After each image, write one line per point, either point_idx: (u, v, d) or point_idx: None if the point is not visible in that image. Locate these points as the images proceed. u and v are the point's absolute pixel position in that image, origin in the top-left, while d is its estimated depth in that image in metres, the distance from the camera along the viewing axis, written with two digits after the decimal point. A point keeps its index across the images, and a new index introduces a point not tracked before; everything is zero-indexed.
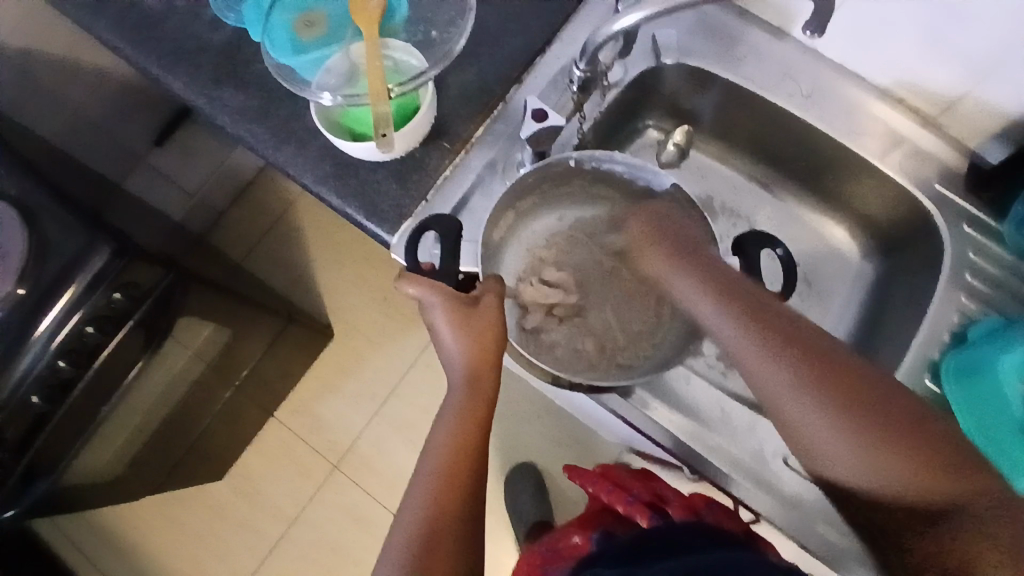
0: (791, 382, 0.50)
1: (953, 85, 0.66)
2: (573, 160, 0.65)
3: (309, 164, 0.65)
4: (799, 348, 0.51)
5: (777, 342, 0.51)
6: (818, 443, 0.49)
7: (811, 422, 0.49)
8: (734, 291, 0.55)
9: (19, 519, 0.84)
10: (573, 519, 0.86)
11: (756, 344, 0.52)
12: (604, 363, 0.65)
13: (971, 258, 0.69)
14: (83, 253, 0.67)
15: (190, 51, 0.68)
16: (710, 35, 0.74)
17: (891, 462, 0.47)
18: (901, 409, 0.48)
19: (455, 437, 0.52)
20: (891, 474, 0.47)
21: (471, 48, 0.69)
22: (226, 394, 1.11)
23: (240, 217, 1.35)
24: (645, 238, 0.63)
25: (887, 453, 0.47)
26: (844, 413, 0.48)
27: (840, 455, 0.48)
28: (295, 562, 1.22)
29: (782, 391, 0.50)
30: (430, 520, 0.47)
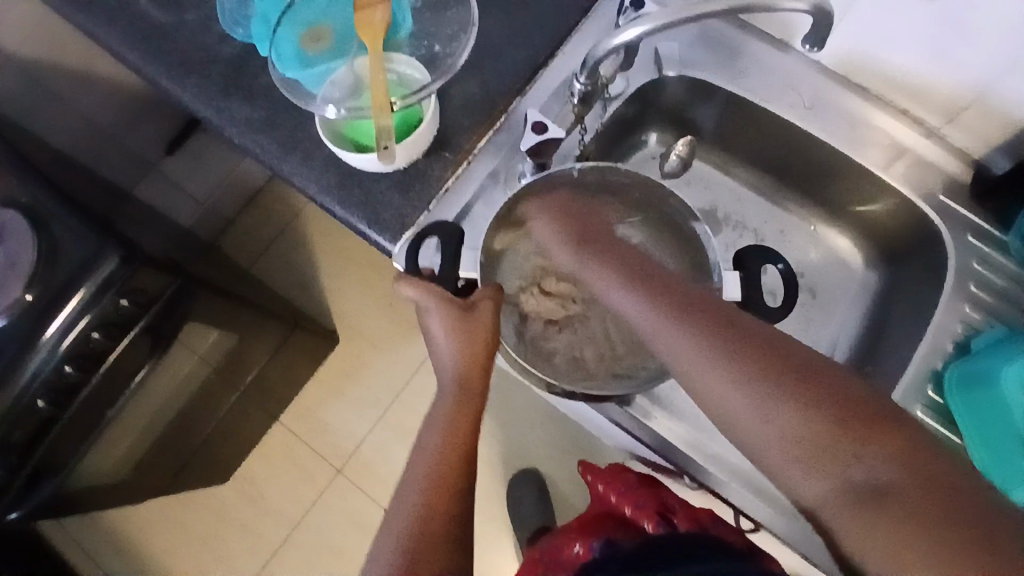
0: (723, 368, 0.49)
1: (956, 96, 0.66)
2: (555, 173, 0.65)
3: (313, 174, 0.65)
4: (714, 333, 0.50)
5: (696, 328, 0.51)
6: (753, 428, 0.48)
7: (744, 406, 0.48)
8: (654, 284, 0.55)
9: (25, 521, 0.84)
10: (575, 521, 0.88)
11: (678, 331, 0.51)
12: (605, 370, 0.64)
13: (975, 269, 0.69)
14: (91, 259, 0.68)
15: (198, 62, 0.69)
16: (712, 47, 0.74)
17: (814, 435, 0.46)
18: (833, 389, 0.47)
19: (452, 446, 0.52)
20: (811, 449, 0.46)
21: (475, 59, 0.69)
22: (232, 399, 1.12)
23: (248, 223, 1.36)
24: (568, 219, 0.63)
25: (820, 433, 0.46)
26: (777, 397, 0.47)
27: (775, 437, 0.47)
28: (298, 566, 1.22)
29: (715, 377, 0.49)
30: (425, 527, 0.48)
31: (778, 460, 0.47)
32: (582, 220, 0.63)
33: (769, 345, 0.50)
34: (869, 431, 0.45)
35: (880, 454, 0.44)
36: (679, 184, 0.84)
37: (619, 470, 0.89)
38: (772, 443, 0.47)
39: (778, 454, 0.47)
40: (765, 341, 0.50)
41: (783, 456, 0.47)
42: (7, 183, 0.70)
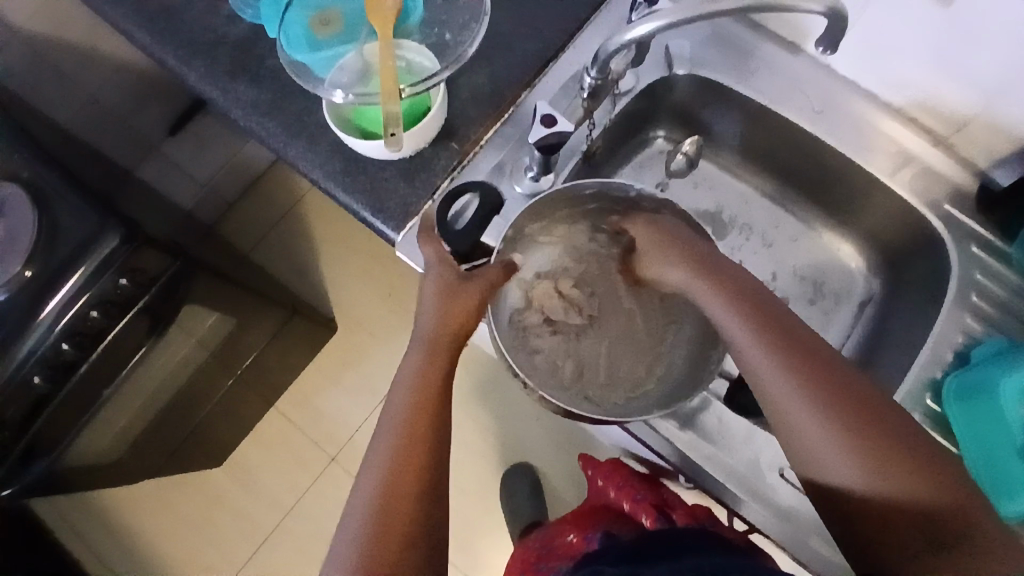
0: (794, 376, 0.51)
1: (966, 106, 0.65)
2: (597, 189, 0.65)
3: (318, 159, 0.65)
4: (810, 361, 0.52)
5: (771, 333, 0.54)
6: (814, 438, 0.49)
7: (807, 414, 0.50)
8: (751, 303, 0.56)
9: (17, 497, 0.84)
10: (570, 512, 0.88)
11: (776, 353, 0.52)
12: (574, 390, 0.66)
13: (978, 279, 0.68)
14: (92, 238, 0.68)
15: (206, 43, 0.68)
16: (724, 47, 0.74)
17: (897, 473, 0.47)
18: (897, 419, 0.50)
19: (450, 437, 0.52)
20: (871, 461, 0.48)
21: (485, 50, 0.69)
22: (227, 384, 1.10)
23: (249, 208, 1.36)
24: (663, 246, 0.62)
25: (881, 457, 0.48)
26: (841, 413, 0.49)
27: (835, 452, 0.49)
28: (289, 553, 1.22)
29: (785, 382, 0.51)
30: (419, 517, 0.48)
31: (833, 472, 0.49)
32: (677, 245, 0.62)
33: (840, 365, 0.52)
34: (923, 465, 0.47)
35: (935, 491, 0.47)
36: (684, 184, 0.84)
37: (617, 464, 0.88)
38: (829, 457, 0.49)
39: (833, 468, 0.49)
40: (837, 361, 0.52)
41: (838, 470, 0.49)
42: (10, 158, 0.70)
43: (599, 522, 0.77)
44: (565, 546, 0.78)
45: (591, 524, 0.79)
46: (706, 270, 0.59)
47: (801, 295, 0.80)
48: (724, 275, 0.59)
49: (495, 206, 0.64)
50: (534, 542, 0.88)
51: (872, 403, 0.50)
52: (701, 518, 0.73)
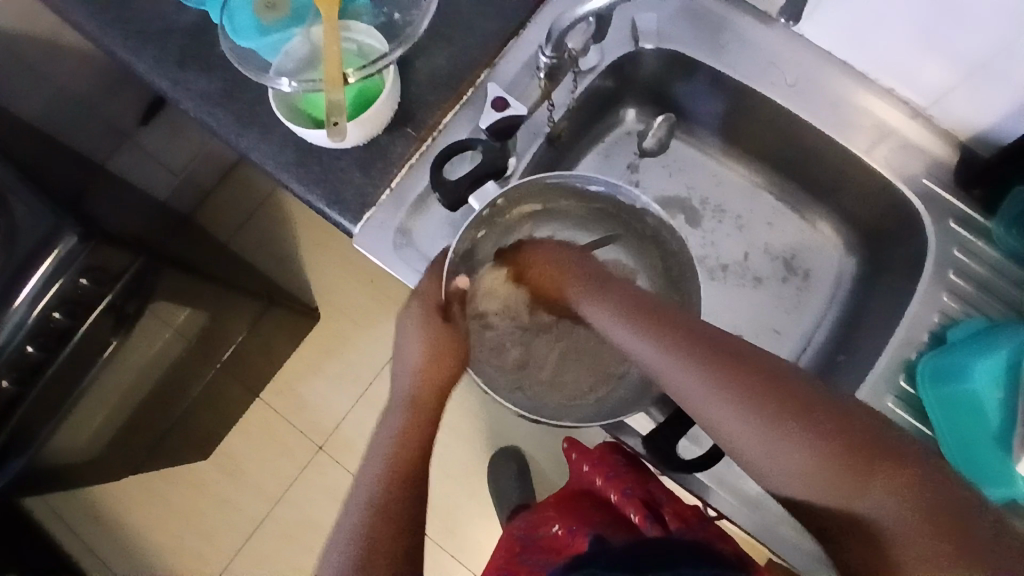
0: (727, 406, 0.51)
1: (945, 76, 0.63)
2: (604, 188, 0.67)
3: (272, 150, 0.63)
4: (731, 381, 0.52)
5: (695, 364, 0.53)
6: (761, 461, 0.50)
7: (747, 442, 0.51)
8: (653, 318, 0.56)
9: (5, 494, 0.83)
10: (555, 497, 0.84)
11: (687, 372, 0.53)
12: (511, 379, 0.66)
13: (957, 257, 0.66)
14: (47, 238, 0.64)
15: (153, 31, 0.66)
16: (695, 21, 0.71)
17: (817, 461, 0.48)
18: (837, 430, 0.48)
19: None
20: (815, 475, 0.48)
21: (442, 30, 0.66)
22: (207, 375, 1.09)
23: (226, 197, 1.33)
24: (547, 277, 0.64)
25: (823, 471, 0.48)
26: (777, 436, 0.50)
27: (781, 472, 0.50)
28: (280, 542, 1.22)
29: (721, 413, 0.52)
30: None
31: (784, 486, 0.50)
32: (557, 277, 0.63)
33: (772, 384, 0.51)
34: (866, 473, 0.47)
35: (885, 494, 0.46)
36: (656, 164, 0.82)
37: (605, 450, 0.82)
38: (776, 474, 0.50)
39: (782, 482, 0.50)
40: (768, 380, 0.51)
41: (788, 483, 0.50)
42: None
43: (588, 519, 0.72)
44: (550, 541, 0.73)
45: (578, 517, 0.74)
46: (603, 292, 0.60)
47: (774, 275, 0.79)
48: (623, 292, 0.60)
49: (497, 172, 0.62)
50: (517, 527, 0.84)
51: (811, 419, 0.49)
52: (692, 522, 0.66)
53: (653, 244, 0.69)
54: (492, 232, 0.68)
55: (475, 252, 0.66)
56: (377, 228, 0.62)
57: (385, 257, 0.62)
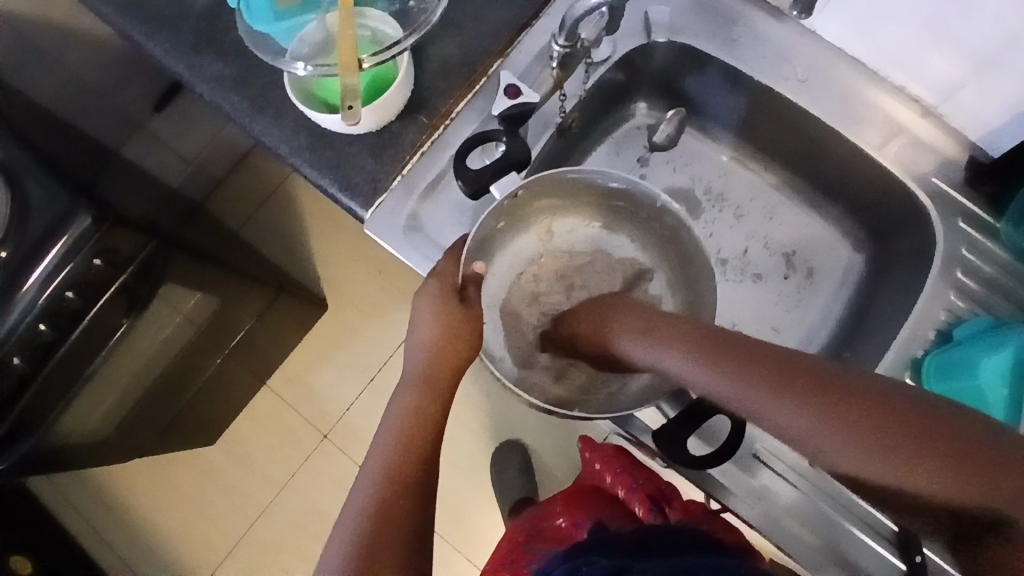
0: (787, 419, 0.51)
1: (956, 74, 0.63)
2: (624, 185, 0.66)
3: (285, 135, 0.63)
4: (784, 395, 0.51)
5: (748, 381, 0.53)
6: (837, 464, 0.49)
7: (815, 449, 0.50)
8: (716, 348, 0.56)
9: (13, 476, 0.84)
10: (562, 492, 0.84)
11: (760, 398, 0.52)
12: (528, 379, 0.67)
13: (964, 255, 0.67)
14: (62, 219, 0.65)
15: (170, 16, 0.67)
16: (707, 15, 0.71)
17: (874, 458, 0.47)
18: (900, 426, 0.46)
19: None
20: (893, 476, 0.46)
21: (455, 19, 0.67)
22: (216, 361, 1.10)
23: (236, 186, 1.34)
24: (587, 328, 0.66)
25: (895, 472, 0.46)
26: (841, 442, 0.48)
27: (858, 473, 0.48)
28: (286, 528, 1.23)
29: (782, 426, 0.51)
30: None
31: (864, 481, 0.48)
32: (595, 327, 0.65)
33: (826, 391, 0.50)
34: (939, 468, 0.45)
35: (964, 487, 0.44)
36: (666, 158, 0.82)
37: (619, 449, 0.82)
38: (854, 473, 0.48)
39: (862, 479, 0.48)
40: (820, 387, 0.50)
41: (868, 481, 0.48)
42: None
43: (593, 510, 0.73)
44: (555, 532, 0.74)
45: (584, 510, 0.75)
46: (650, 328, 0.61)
47: (776, 271, 0.79)
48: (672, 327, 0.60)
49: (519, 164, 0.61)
50: (524, 521, 0.84)
51: (873, 420, 0.47)
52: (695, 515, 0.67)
53: (671, 246, 0.69)
54: (511, 224, 0.69)
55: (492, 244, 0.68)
56: (387, 214, 0.63)
57: (396, 244, 0.63)
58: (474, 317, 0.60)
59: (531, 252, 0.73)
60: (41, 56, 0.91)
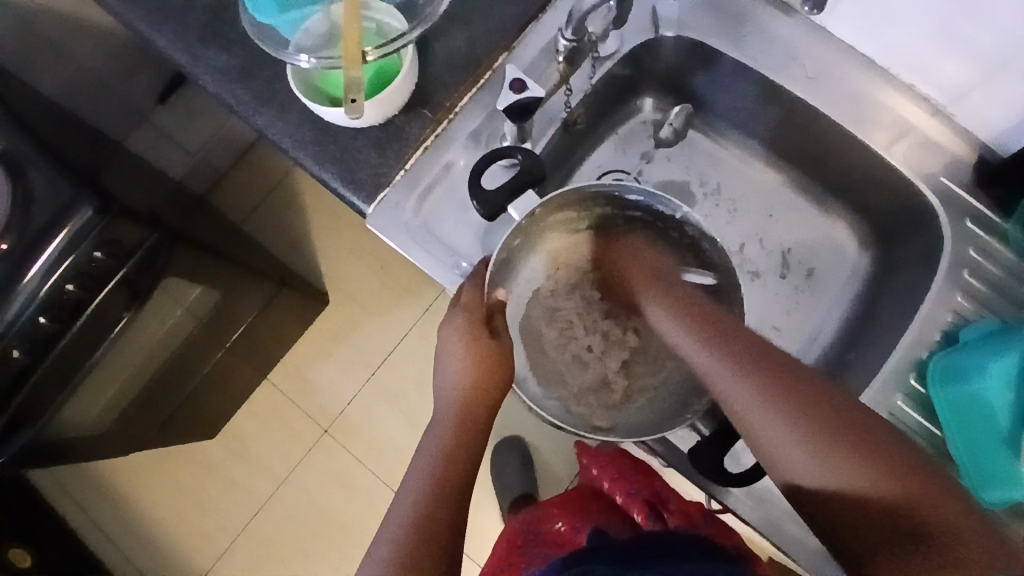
0: (754, 391, 0.53)
1: (968, 74, 0.62)
2: (643, 199, 0.66)
3: (288, 128, 0.63)
4: (760, 368, 0.54)
5: (726, 351, 0.55)
6: (775, 444, 0.52)
7: (763, 429, 0.52)
8: (710, 328, 0.57)
9: (15, 466, 0.84)
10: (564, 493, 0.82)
11: (732, 372, 0.54)
12: (556, 387, 0.69)
13: (972, 257, 0.66)
14: (64, 210, 0.64)
15: (174, 6, 0.66)
16: (716, 11, 0.70)
17: (815, 449, 0.50)
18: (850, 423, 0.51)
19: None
20: (830, 466, 0.50)
21: (461, 11, 0.66)
22: (217, 355, 1.09)
23: (239, 179, 1.34)
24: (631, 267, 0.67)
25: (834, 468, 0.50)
26: (778, 420, 0.52)
27: (799, 462, 0.51)
28: (285, 523, 1.23)
29: (746, 400, 0.53)
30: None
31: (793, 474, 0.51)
32: (636, 269, 0.66)
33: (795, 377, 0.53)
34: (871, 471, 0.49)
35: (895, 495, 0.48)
36: (670, 156, 0.82)
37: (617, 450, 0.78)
38: (793, 461, 0.51)
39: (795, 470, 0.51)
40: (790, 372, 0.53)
41: (801, 472, 0.51)
42: None
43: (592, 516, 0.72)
44: (553, 536, 0.73)
45: (582, 514, 0.74)
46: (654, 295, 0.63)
47: (773, 270, 0.79)
48: (671, 299, 0.61)
49: (534, 180, 0.59)
50: (520, 520, 0.83)
51: (825, 410, 0.51)
52: (693, 519, 0.66)
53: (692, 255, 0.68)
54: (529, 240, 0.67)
55: (512, 260, 0.66)
56: (391, 209, 0.63)
57: (401, 240, 0.63)
58: (506, 348, 0.62)
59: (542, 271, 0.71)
60: (45, 46, 0.90)
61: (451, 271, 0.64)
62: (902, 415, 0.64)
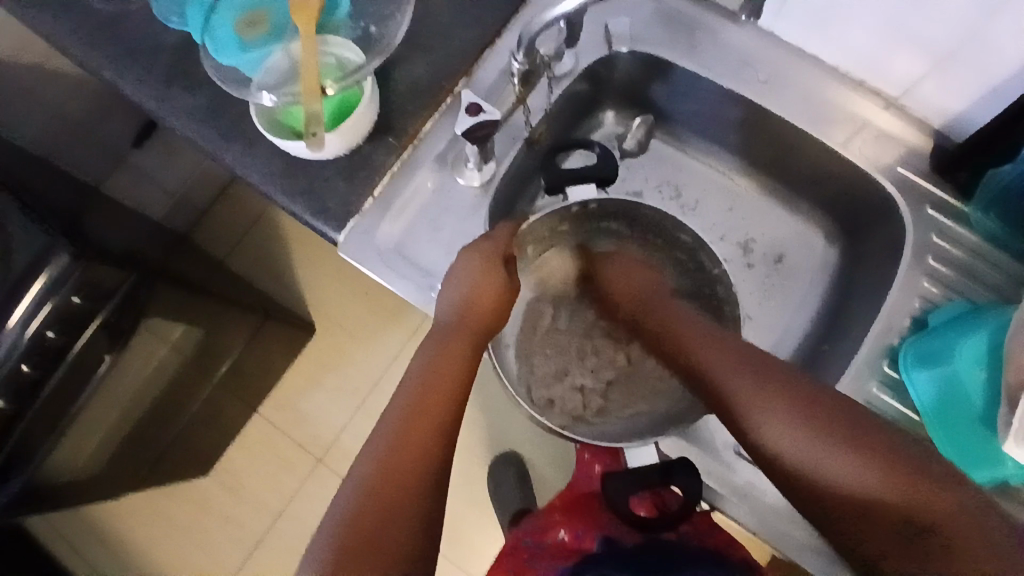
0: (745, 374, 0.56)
1: (913, 68, 0.64)
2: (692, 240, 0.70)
3: (256, 163, 0.64)
4: (743, 359, 0.57)
5: (713, 344, 0.59)
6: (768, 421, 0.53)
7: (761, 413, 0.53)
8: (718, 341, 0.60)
9: (8, 514, 0.83)
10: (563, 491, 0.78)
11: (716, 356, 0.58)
12: (550, 379, 0.74)
13: (935, 242, 0.68)
14: (40, 256, 0.64)
15: (140, 52, 0.67)
16: (668, 23, 0.72)
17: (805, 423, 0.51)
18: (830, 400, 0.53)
19: (411, 436, 0.51)
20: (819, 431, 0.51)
21: (419, 40, 0.68)
22: (206, 391, 1.09)
23: (221, 215, 1.34)
24: (624, 285, 0.70)
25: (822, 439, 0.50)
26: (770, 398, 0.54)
27: (792, 432, 0.51)
28: (284, 556, 1.22)
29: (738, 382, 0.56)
30: (381, 516, 0.48)
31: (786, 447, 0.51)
32: (635, 286, 0.70)
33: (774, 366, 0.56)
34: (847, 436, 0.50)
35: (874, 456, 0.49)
36: (637, 165, 0.83)
37: None
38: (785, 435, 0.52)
39: (788, 444, 0.51)
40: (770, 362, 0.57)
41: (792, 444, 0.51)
42: None
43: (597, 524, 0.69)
44: (560, 547, 0.70)
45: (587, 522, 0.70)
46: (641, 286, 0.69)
47: (739, 262, 0.80)
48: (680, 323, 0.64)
49: (601, 178, 0.69)
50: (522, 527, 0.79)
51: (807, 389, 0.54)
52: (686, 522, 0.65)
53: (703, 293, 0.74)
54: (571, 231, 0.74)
55: (548, 241, 0.74)
56: (361, 235, 0.63)
57: (374, 265, 0.63)
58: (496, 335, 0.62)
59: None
60: (21, 99, 0.91)
61: (421, 294, 0.65)
62: (878, 402, 0.65)
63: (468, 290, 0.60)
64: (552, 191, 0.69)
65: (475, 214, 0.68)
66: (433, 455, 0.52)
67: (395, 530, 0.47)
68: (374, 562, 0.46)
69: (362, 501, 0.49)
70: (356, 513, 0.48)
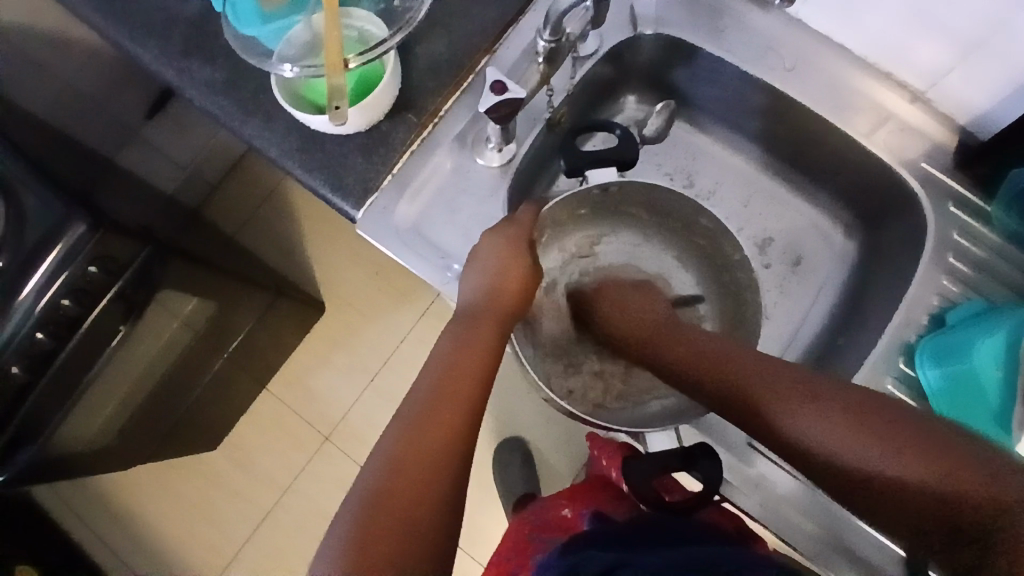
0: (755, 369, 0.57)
1: (943, 59, 0.63)
2: (712, 225, 0.70)
3: (275, 138, 0.63)
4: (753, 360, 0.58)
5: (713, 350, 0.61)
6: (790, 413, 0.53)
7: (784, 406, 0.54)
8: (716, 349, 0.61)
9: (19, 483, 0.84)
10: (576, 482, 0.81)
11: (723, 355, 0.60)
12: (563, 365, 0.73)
13: (957, 240, 0.67)
14: (57, 227, 0.64)
15: (158, 23, 0.66)
16: (693, 7, 0.71)
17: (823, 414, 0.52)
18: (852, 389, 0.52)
19: (428, 416, 0.51)
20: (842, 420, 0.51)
21: (441, 16, 0.67)
22: (215, 367, 1.09)
23: (232, 191, 1.34)
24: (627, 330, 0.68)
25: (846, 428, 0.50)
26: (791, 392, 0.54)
27: (813, 425, 0.52)
28: (291, 531, 1.23)
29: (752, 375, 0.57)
30: (397, 494, 0.48)
31: (809, 437, 0.52)
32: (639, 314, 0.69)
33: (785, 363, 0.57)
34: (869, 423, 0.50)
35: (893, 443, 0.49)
36: (655, 150, 0.82)
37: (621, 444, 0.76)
38: (808, 427, 0.52)
39: (811, 435, 0.52)
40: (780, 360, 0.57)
41: (815, 436, 0.52)
42: None
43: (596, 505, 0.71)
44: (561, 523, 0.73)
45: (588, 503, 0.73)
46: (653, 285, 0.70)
47: (757, 254, 0.79)
48: (699, 345, 0.62)
49: (621, 161, 0.68)
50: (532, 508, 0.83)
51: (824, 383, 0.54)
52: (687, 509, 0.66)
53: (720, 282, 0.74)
54: (591, 214, 0.75)
55: (567, 224, 0.74)
56: (379, 214, 0.63)
57: (391, 244, 0.63)
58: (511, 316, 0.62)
59: (603, 251, 0.79)
60: (36, 67, 0.91)
61: (438, 272, 0.64)
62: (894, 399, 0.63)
63: (486, 271, 0.59)
64: (572, 174, 0.68)
65: (493, 194, 0.67)
66: (456, 435, 0.51)
67: (411, 509, 0.48)
68: (388, 539, 0.46)
69: (380, 479, 0.49)
70: (373, 491, 0.48)
